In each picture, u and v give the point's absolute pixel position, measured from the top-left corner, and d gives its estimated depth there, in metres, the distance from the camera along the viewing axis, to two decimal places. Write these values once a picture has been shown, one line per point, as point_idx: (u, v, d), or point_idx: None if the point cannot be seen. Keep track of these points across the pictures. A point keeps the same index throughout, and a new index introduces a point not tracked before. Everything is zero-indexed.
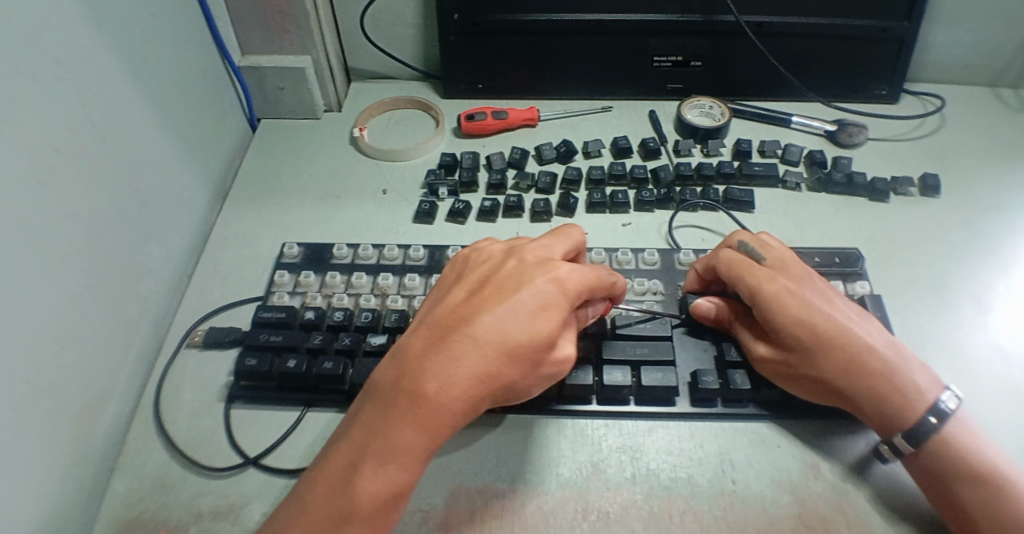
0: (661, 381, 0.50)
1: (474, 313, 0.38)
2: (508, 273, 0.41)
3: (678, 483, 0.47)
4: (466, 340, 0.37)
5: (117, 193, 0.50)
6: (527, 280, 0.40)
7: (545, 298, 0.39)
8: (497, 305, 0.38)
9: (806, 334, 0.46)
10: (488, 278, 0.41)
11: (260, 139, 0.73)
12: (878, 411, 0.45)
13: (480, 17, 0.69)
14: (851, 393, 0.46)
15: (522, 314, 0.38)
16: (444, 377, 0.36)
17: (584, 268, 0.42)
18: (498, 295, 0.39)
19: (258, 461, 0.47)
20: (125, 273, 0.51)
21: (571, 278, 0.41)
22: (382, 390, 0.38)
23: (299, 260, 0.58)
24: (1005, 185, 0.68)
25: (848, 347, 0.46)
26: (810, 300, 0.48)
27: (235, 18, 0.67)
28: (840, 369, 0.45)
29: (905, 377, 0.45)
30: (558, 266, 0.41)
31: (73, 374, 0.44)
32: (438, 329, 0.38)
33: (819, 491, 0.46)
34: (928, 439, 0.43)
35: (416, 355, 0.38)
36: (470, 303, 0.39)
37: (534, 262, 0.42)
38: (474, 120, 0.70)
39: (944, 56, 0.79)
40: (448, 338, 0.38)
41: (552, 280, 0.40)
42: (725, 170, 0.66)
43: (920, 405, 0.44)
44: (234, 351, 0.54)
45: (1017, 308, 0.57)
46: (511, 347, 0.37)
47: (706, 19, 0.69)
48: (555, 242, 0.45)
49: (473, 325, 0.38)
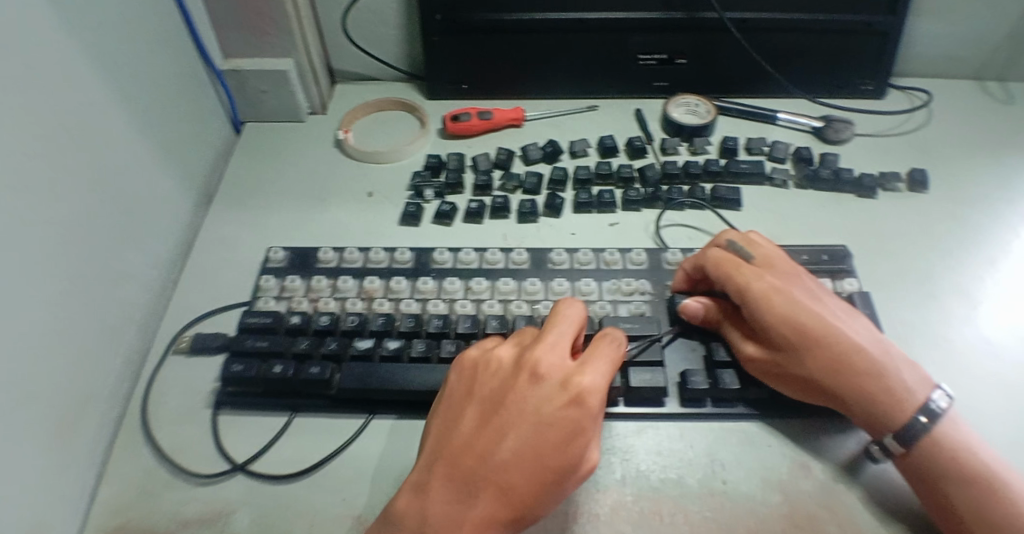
0: (650, 382, 0.49)
1: (495, 455, 0.37)
2: (523, 396, 0.39)
3: (668, 484, 0.47)
4: (491, 491, 0.36)
5: (98, 199, 0.50)
6: (545, 412, 0.38)
7: (564, 431, 0.38)
8: (517, 450, 0.37)
9: (793, 334, 0.46)
10: (502, 401, 0.39)
11: (244, 143, 0.72)
12: (868, 412, 0.45)
13: (464, 16, 0.68)
14: (840, 392, 0.45)
15: (546, 453, 0.37)
16: (474, 528, 0.36)
17: (599, 368, 0.40)
18: (517, 431, 0.38)
19: (245, 468, 0.46)
20: (107, 280, 0.51)
21: (593, 396, 0.39)
22: (406, 529, 0.37)
23: (283, 264, 0.57)
24: (991, 178, 0.68)
25: (837, 346, 0.46)
26: (798, 298, 0.48)
27: (216, 21, 0.67)
28: (829, 368, 0.45)
29: (894, 375, 0.45)
30: (579, 390, 0.39)
31: (55, 383, 0.44)
32: (461, 469, 0.37)
33: (809, 489, 0.46)
34: (919, 440, 0.43)
35: (441, 498, 0.37)
36: (488, 437, 0.38)
37: (550, 384, 0.39)
38: (460, 121, 0.69)
39: (929, 50, 0.79)
40: (473, 484, 0.37)
41: (574, 411, 0.38)
42: (712, 167, 0.66)
43: (910, 405, 0.44)
44: (220, 357, 0.53)
45: (1004, 300, 0.57)
46: (538, 484, 0.37)
47: (691, 17, 0.69)
48: (560, 334, 0.42)
49: (496, 474, 0.37)
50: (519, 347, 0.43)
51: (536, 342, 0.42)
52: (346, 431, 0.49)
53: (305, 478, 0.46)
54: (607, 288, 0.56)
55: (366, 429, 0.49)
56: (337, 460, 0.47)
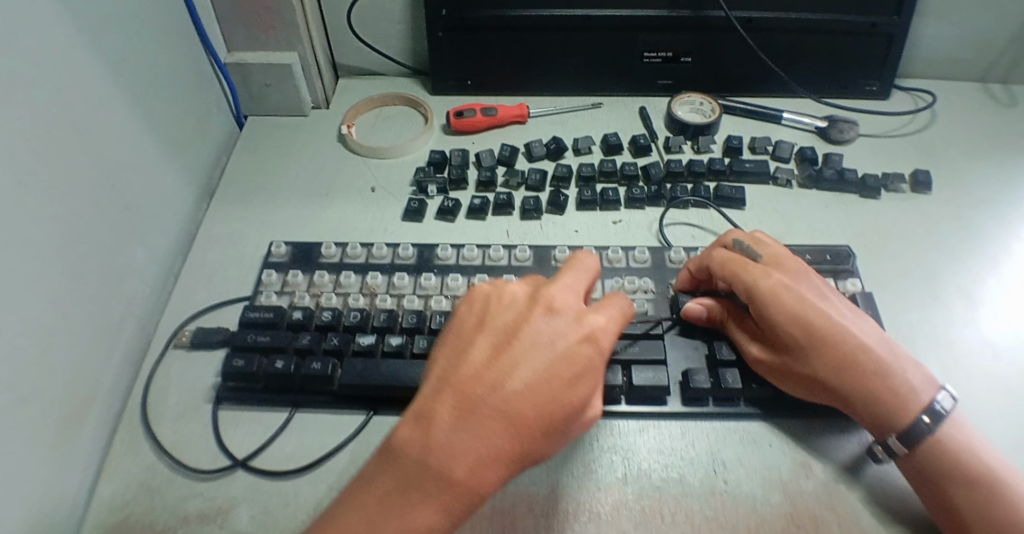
0: (652, 380, 0.49)
1: (505, 382, 0.35)
2: (538, 327, 0.37)
3: (669, 483, 0.47)
4: (500, 418, 0.34)
5: (100, 193, 0.50)
6: (559, 345, 0.36)
7: (578, 369, 0.36)
8: (530, 379, 0.35)
9: (798, 331, 0.46)
10: (516, 331, 0.37)
11: (247, 137, 0.72)
12: (872, 410, 0.45)
13: (468, 12, 0.68)
14: (843, 390, 0.45)
15: (557, 387, 0.35)
16: (479, 457, 0.34)
17: (612, 311, 0.39)
18: (529, 362, 0.35)
19: (246, 463, 0.46)
20: (110, 273, 0.51)
21: (606, 334, 0.38)
22: (405, 458, 0.34)
23: (286, 259, 0.57)
24: (996, 180, 0.68)
25: (842, 344, 0.45)
26: (806, 296, 0.47)
27: (220, 14, 0.66)
28: (833, 366, 0.45)
29: (899, 375, 0.45)
30: (592, 327, 0.37)
31: (57, 375, 0.44)
32: (469, 396, 0.35)
33: (811, 490, 0.46)
34: (922, 440, 0.43)
35: (444, 425, 0.34)
36: (499, 367, 0.35)
37: (564, 320, 0.38)
38: (463, 117, 0.69)
39: (935, 51, 0.79)
40: (482, 412, 0.34)
41: (588, 346, 0.37)
42: (716, 166, 0.66)
43: (916, 405, 0.44)
44: (221, 351, 0.53)
45: (1008, 302, 0.57)
46: (546, 419, 0.35)
47: (696, 15, 0.69)
48: (575, 279, 0.41)
49: (508, 403, 0.34)
50: (534, 286, 0.40)
51: (550, 283, 0.40)
52: (348, 426, 0.49)
53: (306, 475, 0.46)
54: (610, 286, 0.56)
55: (367, 424, 0.49)
56: (339, 454, 0.47)
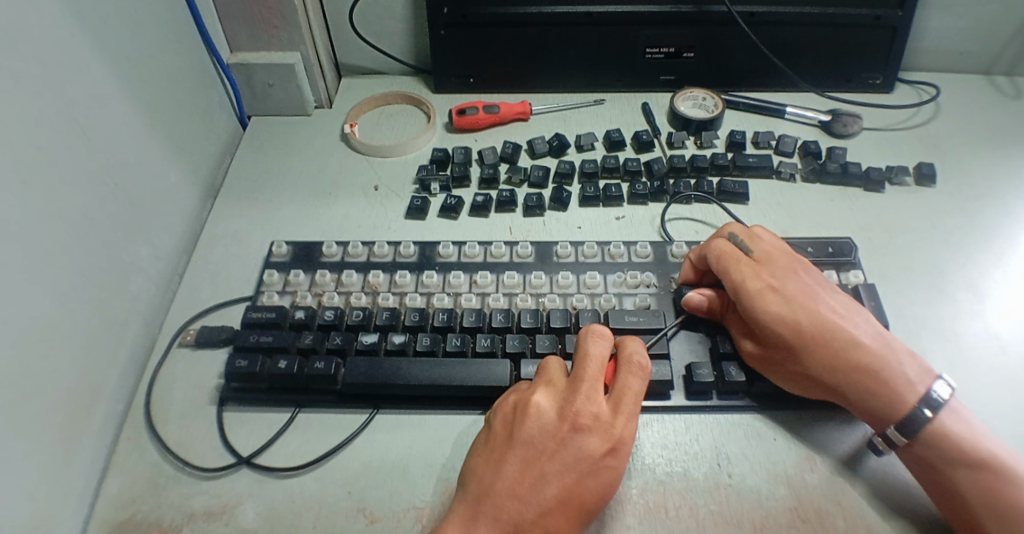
0: (655, 375, 0.49)
1: (543, 504, 0.40)
2: (566, 444, 0.41)
3: (673, 477, 0.46)
4: (536, 529, 0.39)
5: (105, 192, 0.50)
6: (587, 460, 0.41)
7: (603, 482, 0.41)
8: (562, 494, 0.40)
9: (790, 330, 0.46)
10: (547, 447, 0.42)
11: (250, 137, 0.72)
12: (868, 404, 0.45)
13: (469, 10, 0.68)
14: (839, 388, 0.46)
15: (587, 501, 0.40)
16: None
17: (630, 416, 0.43)
18: (561, 478, 0.41)
19: (251, 461, 0.46)
20: (114, 273, 0.51)
21: (627, 439, 0.42)
22: None
23: (288, 258, 0.57)
24: (1001, 173, 0.68)
25: (832, 341, 0.46)
26: (794, 295, 0.48)
27: (223, 14, 0.67)
28: (824, 364, 0.45)
29: (893, 370, 0.45)
30: (616, 436, 0.42)
31: (63, 374, 0.44)
32: (506, 508, 0.40)
33: (816, 484, 0.46)
34: (921, 430, 0.43)
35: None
36: (534, 489, 0.40)
37: (589, 435, 0.42)
38: (466, 115, 0.69)
39: (939, 44, 0.79)
40: (520, 524, 0.40)
41: (611, 456, 0.42)
42: (719, 161, 0.66)
43: (912, 397, 0.44)
44: (226, 350, 0.53)
45: (1015, 296, 0.56)
46: (575, 525, 0.40)
47: (698, 10, 0.69)
48: (595, 383, 0.43)
49: (541, 517, 0.40)
50: (557, 394, 0.44)
51: (573, 391, 0.43)
52: (352, 425, 0.49)
53: (310, 474, 0.46)
54: (613, 281, 0.55)
55: (371, 423, 0.49)
56: (344, 452, 0.47)
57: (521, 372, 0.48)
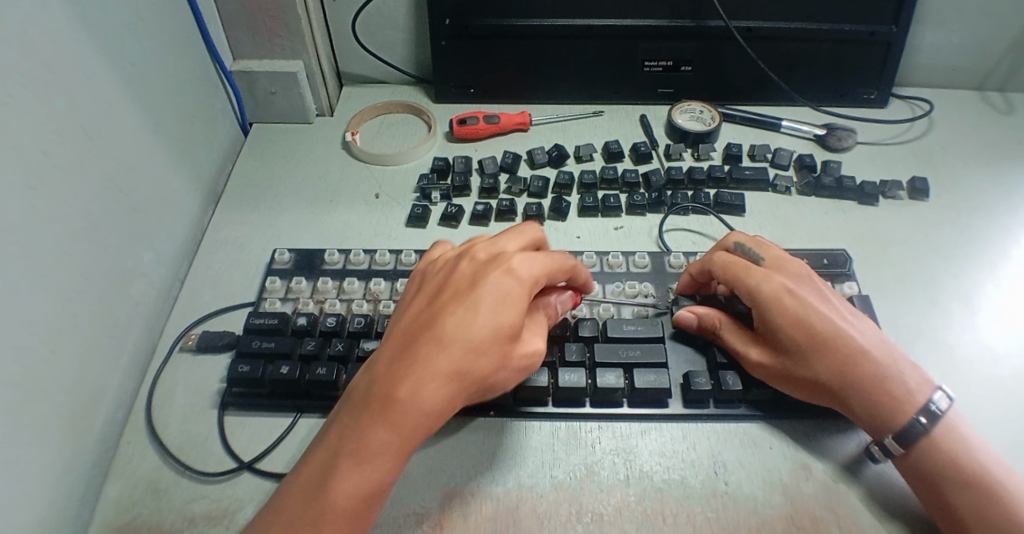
0: (653, 383, 0.50)
1: (438, 319, 0.40)
2: (463, 273, 0.42)
3: (670, 485, 0.47)
4: (439, 355, 0.38)
5: (108, 196, 0.50)
6: (476, 292, 0.40)
7: (501, 296, 0.40)
8: (458, 320, 0.39)
9: (802, 334, 0.47)
10: (444, 282, 0.43)
11: (252, 144, 0.73)
12: (867, 411, 0.46)
13: (471, 21, 0.69)
14: (840, 393, 0.46)
15: (486, 318, 0.39)
16: (423, 387, 0.37)
17: (537, 260, 0.43)
18: (454, 307, 0.40)
19: (252, 466, 0.47)
20: (116, 277, 0.51)
21: (522, 274, 0.41)
22: (356, 402, 0.39)
23: (290, 266, 0.58)
24: (992, 186, 0.69)
25: (842, 347, 0.46)
26: (809, 300, 0.48)
27: (226, 22, 0.67)
28: (833, 369, 0.46)
29: (895, 379, 0.45)
30: (502, 266, 0.41)
31: (64, 378, 0.44)
32: (410, 344, 0.39)
33: (812, 492, 0.46)
34: (918, 439, 0.43)
35: (394, 371, 0.38)
36: (431, 313, 0.40)
37: (488, 262, 0.42)
38: (466, 125, 0.70)
39: (932, 59, 0.80)
40: (414, 338, 0.39)
41: (500, 282, 0.41)
42: (716, 174, 0.67)
43: (910, 406, 0.44)
44: (227, 355, 0.54)
45: (1006, 307, 0.57)
46: (475, 347, 0.38)
47: (696, 24, 0.70)
48: (505, 240, 0.46)
49: (433, 329, 0.39)
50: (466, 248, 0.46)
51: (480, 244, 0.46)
52: None
53: None
54: (611, 291, 0.56)
55: None
56: None
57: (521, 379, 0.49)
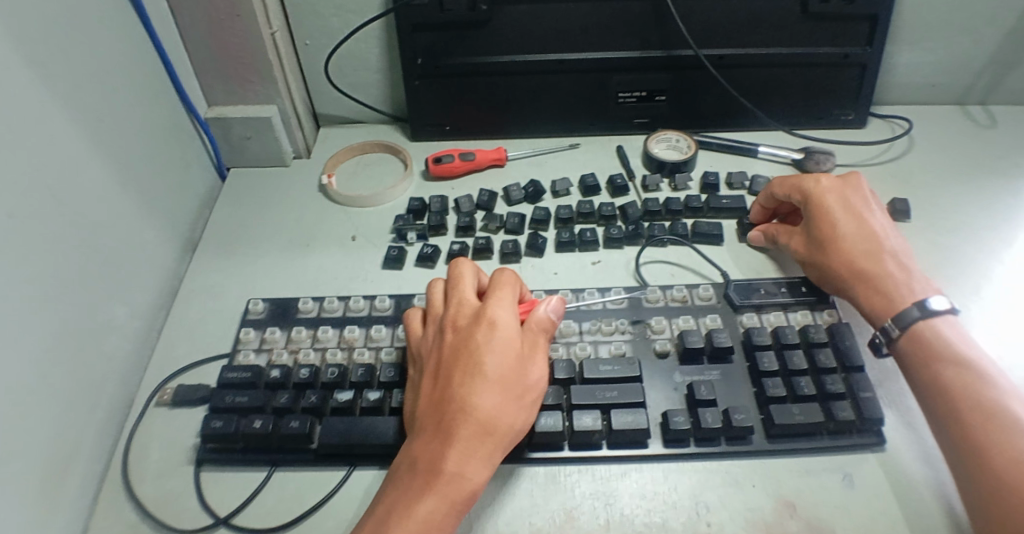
0: (630, 424, 0.49)
1: (451, 387, 0.42)
2: (453, 336, 0.45)
3: (651, 528, 0.46)
4: (466, 422, 0.41)
5: (81, 253, 0.51)
6: (476, 352, 0.43)
7: (499, 349, 0.43)
8: (473, 385, 0.42)
9: (825, 228, 0.56)
10: (439, 349, 0.46)
11: (229, 188, 0.73)
12: (873, 291, 0.52)
13: (443, 60, 0.69)
14: (846, 284, 0.54)
15: (492, 373, 0.42)
16: (461, 455, 0.41)
17: (507, 301, 0.46)
18: (465, 373, 0.43)
19: (227, 522, 0.46)
20: (91, 334, 0.51)
21: (505, 320, 0.45)
22: (401, 479, 0.41)
23: (263, 316, 0.58)
24: (976, 204, 0.68)
25: (855, 243, 0.54)
26: (844, 207, 0.57)
27: (200, 71, 0.68)
28: (844, 254, 0.54)
29: (899, 276, 0.52)
30: (487, 319, 0.45)
31: (39, 439, 0.44)
32: (435, 419, 0.42)
33: (797, 530, 0.45)
34: (913, 325, 0.48)
35: (430, 444, 0.41)
36: (441, 384, 0.43)
37: (471, 323, 0.45)
38: (442, 163, 0.70)
39: (907, 77, 0.80)
40: (437, 408, 0.42)
41: (497, 337, 0.44)
42: (692, 204, 0.66)
43: (909, 299, 0.50)
44: (202, 409, 0.53)
45: (992, 328, 0.56)
46: (492, 399, 0.42)
47: (667, 54, 0.70)
48: (466, 290, 0.48)
49: (451, 397, 0.42)
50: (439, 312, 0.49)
51: (450, 302, 0.48)
52: (327, 483, 0.48)
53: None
54: (588, 328, 0.56)
55: (347, 480, 0.48)
56: (319, 510, 0.47)
57: (537, 424, 0.49)
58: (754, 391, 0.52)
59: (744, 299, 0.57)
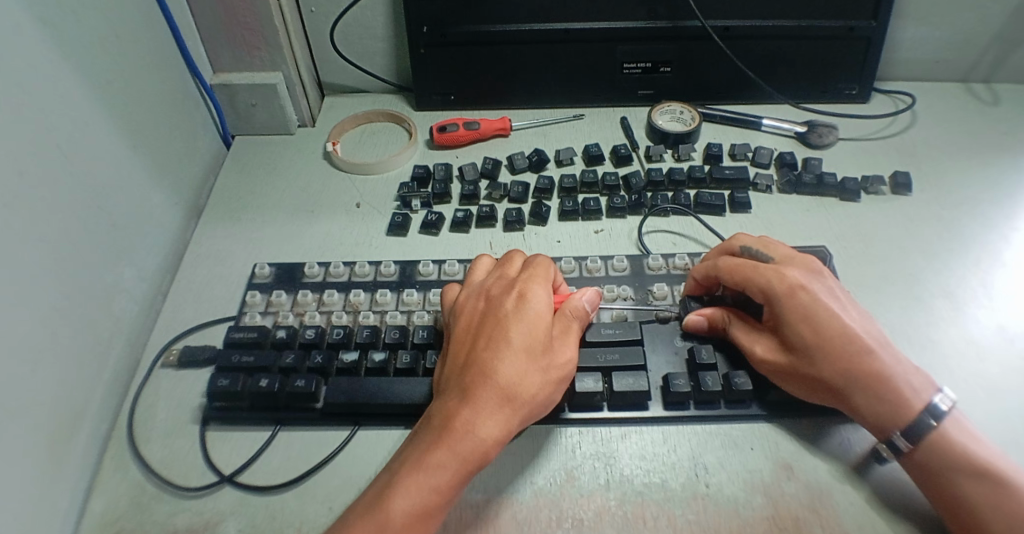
0: (632, 386, 0.50)
1: (476, 351, 0.44)
2: (485, 306, 0.47)
3: (651, 488, 0.47)
4: (486, 384, 0.42)
5: (88, 214, 0.51)
6: (503, 321, 0.44)
7: (525, 320, 0.44)
8: (497, 350, 0.43)
9: (810, 330, 0.46)
10: (468, 318, 0.47)
11: (234, 156, 0.73)
12: (875, 397, 0.45)
13: (449, 28, 0.69)
14: (848, 393, 0.46)
15: (517, 340, 0.43)
16: (477, 414, 0.41)
17: (542, 277, 0.47)
18: (491, 339, 0.44)
19: (233, 479, 0.47)
20: (99, 293, 0.52)
21: (538, 291, 0.46)
22: (418, 436, 0.42)
23: (270, 279, 0.58)
24: (978, 180, 0.69)
25: (849, 347, 0.45)
26: (819, 298, 0.47)
27: (206, 37, 0.68)
28: (842, 367, 0.45)
29: (899, 376, 0.45)
30: (519, 290, 0.46)
31: (47, 395, 0.45)
32: (458, 381, 0.43)
33: (793, 492, 0.46)
34: (926, 435, 0.43)
35: (450, 404, 0.42)
36: (467, 349, 0.45)
37: (502, 294, 0.47)
38: (446, 132, 0.70)
39: (915, 53, 0.80)
40: (461, 371, 0.43)
41: (527, 306, 0.45)
42: (696, 174, 0.67)
43: (918, 405, 0.44)
44: (208, 370, 0.54)
45: (991, 302, 0.57)
46: (515, 365, 0.42)
47: (673, 25, 0.70)
48: (506, 268, 0.50)
49: (476, 360, 0.43)
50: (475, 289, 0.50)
51: (486, 279, 0.50)
52: (332, 442, 0.49)
53: (290, 492, 0.46)
54: None
55: (352, 439, 0.49)
56: (324, 469, 0.48)
57: None
58: None
59: None
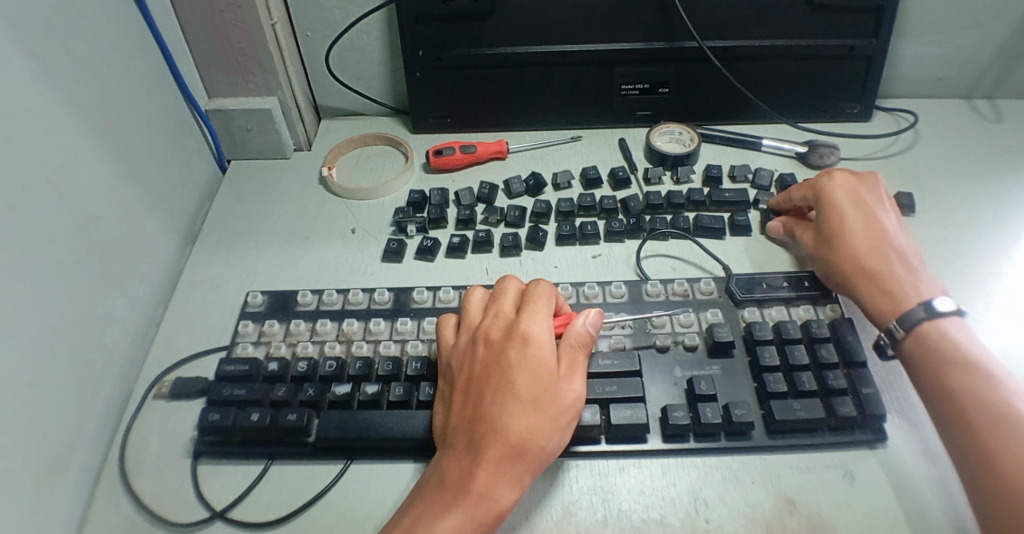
0: (630, 418, 0.49)
1: (483, 404, 0.43)
2: (486, 351, 0.46)
3: (649, 524, 0.46)
4: (496, 441, 0.41)
5: (78, 245, 0.50)
6: (508, 371, 0.43)
7: (530, 369, 0.43)
8: (505, 404, 0.42)
9: (830, 227, 0.56)
10: (470, 364, 0.46)
11: (229, 181, 0.73)
12: (921, 335, 0.48)
13: (445, 52, 0.69)
14: (857, 284, 0.53)
15: (525, 392, 0.43)
16: (490, 474, 0.40)
17: (543, 318, 0.46)
18: (497, 392, 0.43)
19: (224, 515, 0.46)
20: (89, 325, 0.51)
21: (539, 335, 0.45)
22: (428, 494, 0.41)
23: (263, 308, 0.58)
24: (982, 198, 0.68)
25: (859, 245, 0.54)
26: (844, 207, 0.57)
27: (200, 63, 0.68)
28: (853, 259, 0.54)
29: (906, 280, 0.51)
30: (521, 334, 0.45)
31: (36, 432, 0.44)
32: (466, 436, 0.42)
33: (795, 527, 0.45)
34: (917, 326, 0.48)
35: (461, 463, 0.41)
36: (472, 400, 0.44)
37: (503, 338, 0.46)
38: (443, 155, 0.70)
39: (915, 70, 0.79)
40: (469, 424, 0.43)
41: (531, 353, 0.44)
42: (695, 197, 0.66)
43: (915, 300, 0.50)
44: (200, 402, 0.53)
45: (997, 323, 0.56)
46: (525, 419, 0.42)
47: (670, 47, 0.69)
48: (502, 304, 0.49)
49: (484, 414, 0.42)
50: (471, 327, 0.49)
51: (484, 317, 0.49)
52: (325, 476, 0.49)
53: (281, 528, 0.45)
54: None
55: (345, 472, 0.49)
56: (316, 504, 0.47)
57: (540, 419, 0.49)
58: (755, 386, 0.52)
59: (746, 293, 0.57)
